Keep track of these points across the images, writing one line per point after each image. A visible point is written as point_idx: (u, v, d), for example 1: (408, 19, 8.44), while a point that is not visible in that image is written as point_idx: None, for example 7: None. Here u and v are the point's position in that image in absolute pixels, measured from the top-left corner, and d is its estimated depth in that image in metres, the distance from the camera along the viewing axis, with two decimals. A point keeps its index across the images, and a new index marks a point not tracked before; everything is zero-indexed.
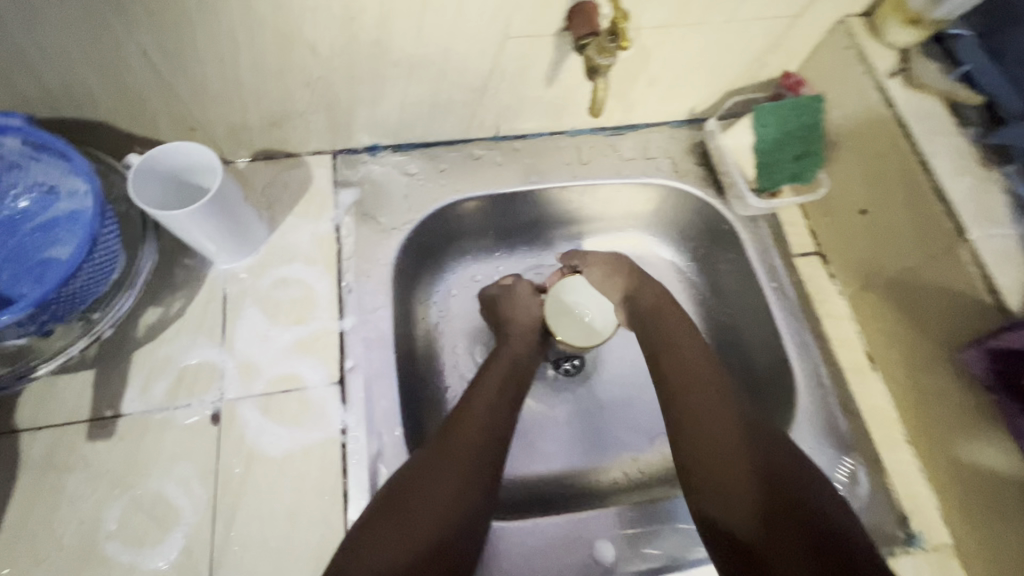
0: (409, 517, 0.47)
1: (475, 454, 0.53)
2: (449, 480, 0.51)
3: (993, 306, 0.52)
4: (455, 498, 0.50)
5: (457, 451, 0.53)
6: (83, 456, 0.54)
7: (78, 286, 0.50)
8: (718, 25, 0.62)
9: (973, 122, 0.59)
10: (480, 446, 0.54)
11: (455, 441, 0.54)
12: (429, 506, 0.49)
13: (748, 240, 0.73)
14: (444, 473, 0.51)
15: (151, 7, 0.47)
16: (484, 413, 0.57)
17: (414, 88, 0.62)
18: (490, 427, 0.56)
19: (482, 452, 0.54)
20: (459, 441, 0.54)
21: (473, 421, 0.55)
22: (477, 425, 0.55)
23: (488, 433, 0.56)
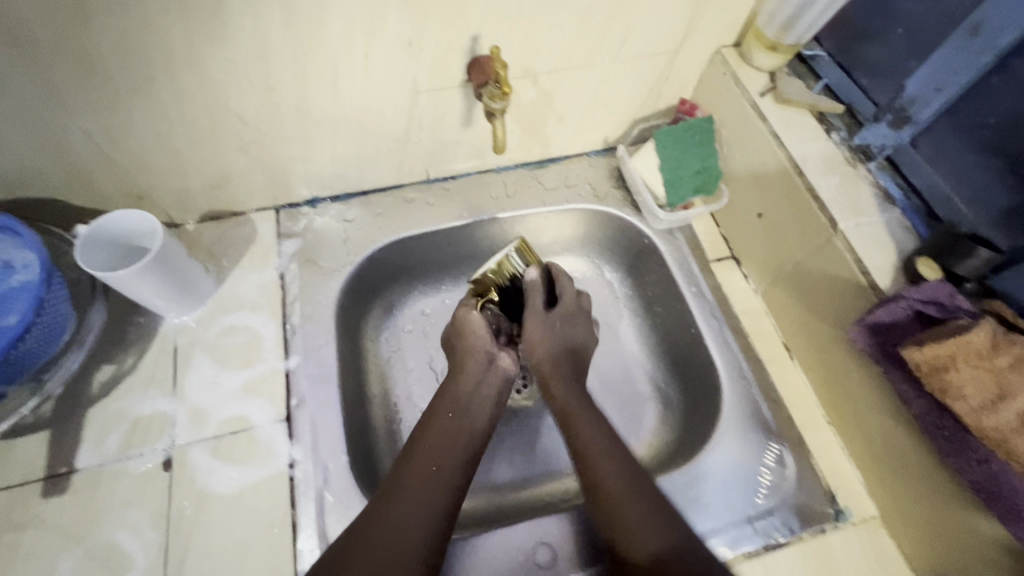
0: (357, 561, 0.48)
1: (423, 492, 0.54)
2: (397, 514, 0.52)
3: (867, 285, 0.57)
4: (413, 537, 0.51)
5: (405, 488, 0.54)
6: (37, 513, 0.56)
7: (26, 349, 0.54)
8: (607, 65, 0.70)
9: (837, 128, 0.67)
10: (429, 482, 0.55)
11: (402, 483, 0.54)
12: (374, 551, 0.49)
13: (667, 251, 0.78)
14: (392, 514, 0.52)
15: (88, 96, 0.53)
16: (437, 446, 0.58)
17: (341, 142, 0.69)
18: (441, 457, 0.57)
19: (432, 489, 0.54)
20: (408, 477, 0.55)
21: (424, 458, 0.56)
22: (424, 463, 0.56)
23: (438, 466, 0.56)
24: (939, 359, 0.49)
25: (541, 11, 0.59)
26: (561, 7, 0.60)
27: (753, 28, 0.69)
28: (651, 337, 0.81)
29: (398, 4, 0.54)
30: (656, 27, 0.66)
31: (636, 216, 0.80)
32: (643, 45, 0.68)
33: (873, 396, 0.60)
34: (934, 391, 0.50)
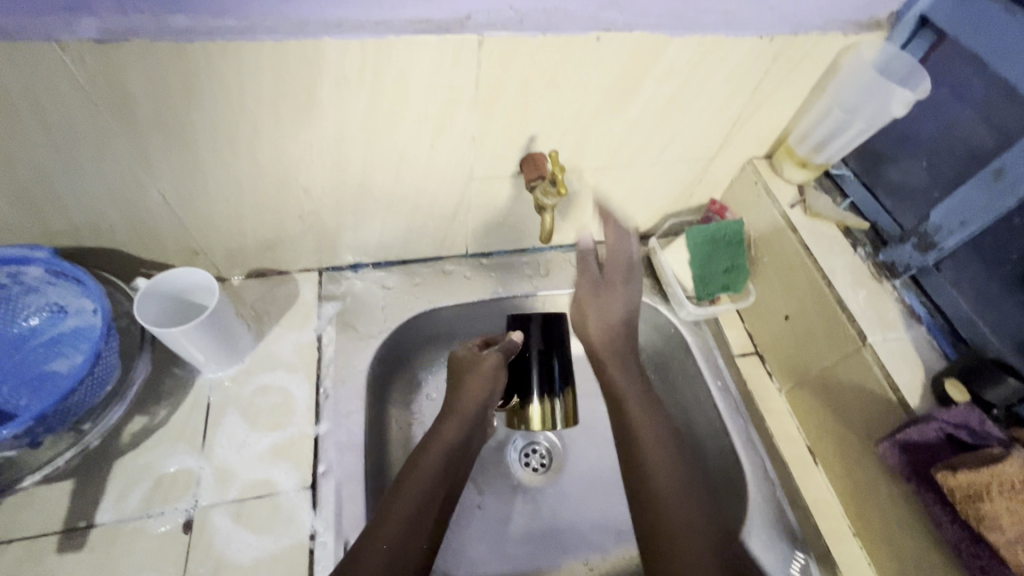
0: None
1: (405, 533, 0.54)
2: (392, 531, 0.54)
3: (897, 402, 0.59)
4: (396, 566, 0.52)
5: (386, 528, 0.54)
6: (50, 569, 0.55)
7: (76, 400, 0.55)
8: (647, 166, 0.75)
9: (863, 243, 0.72)
10: (411, 525, 0.55)
11: (383, 522, 0.54)
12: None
13: (694, 342, 0.80)
14: (370, 556, 0.51)
15: (173, 162, 0.57)
16: (415, 490, 0.57)
17: (393, 217, 0.73)
18: (430, 495, 0.58)
19: (412, 533, 0.54)
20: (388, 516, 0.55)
21: (407, 499, 0.56)
22: (410, 506, 0.56)
23: (421, 508, 0.56)
24: (973, 487, 0.50)
25: (595, 119, 0.65)
26: (613, 117, 0.65)
27: (784, 145, 0.75)
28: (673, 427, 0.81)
29: (468, 105, 0.59)
30: (695, 138, 0.71)
31: (664, 305, 0.83)
32: (682, 152, 0.74)
33: (905, 515, 0.60)
34: (969, 519, 0.51)
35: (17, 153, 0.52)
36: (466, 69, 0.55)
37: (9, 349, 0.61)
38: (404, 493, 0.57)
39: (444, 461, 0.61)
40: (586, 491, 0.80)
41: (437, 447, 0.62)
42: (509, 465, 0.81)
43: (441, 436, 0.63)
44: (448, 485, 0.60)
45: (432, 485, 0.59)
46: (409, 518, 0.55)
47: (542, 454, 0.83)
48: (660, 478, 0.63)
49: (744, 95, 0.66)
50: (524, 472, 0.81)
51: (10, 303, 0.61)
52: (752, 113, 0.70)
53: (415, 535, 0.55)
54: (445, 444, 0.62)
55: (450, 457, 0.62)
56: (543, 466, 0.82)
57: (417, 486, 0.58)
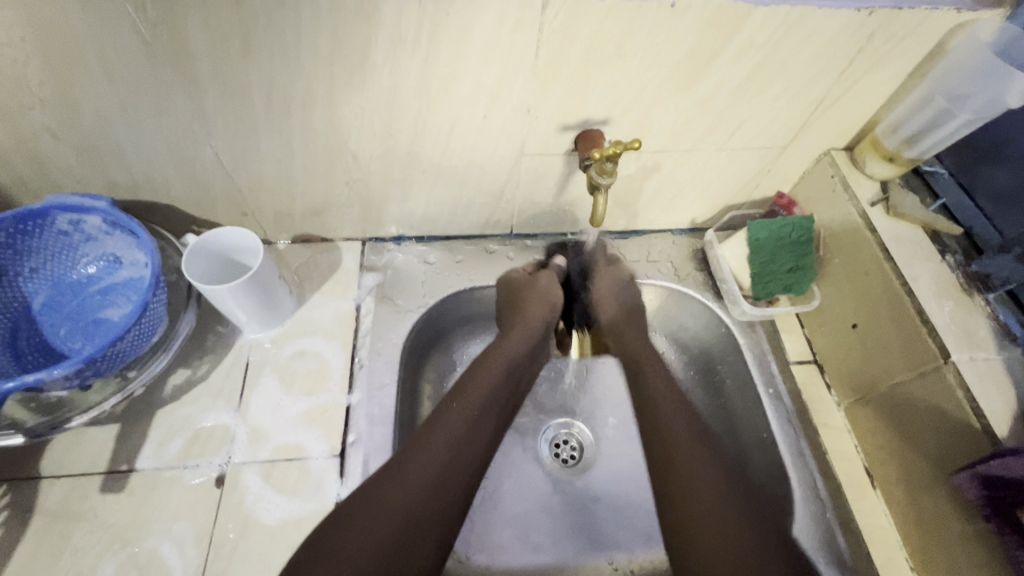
0: (361, 534, 0.49)
1: (435, 480, 0.54)
2: (449, 436, 0.58)
3: (981, 430, 0.53)
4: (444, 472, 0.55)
5: (416, 472, 0.54)
6: (92, 507, 0.57)
7: (124, 346, 0.56)
8: (712, 152, 0.69)
9: (953, 250, 0.64)
10: (442, 471, 0.55)
11: (412, 465, 0.54)
12: (373, 534, 0.49)
13: (746, 344, 0.74)
14: (409, 484, 0.53)
15: (226, 120, 0.57)
16: (445, 433, 0.58)
17: (440, 190, 0.71)
18: (489, 399, 0.62)
19: (441, 482, 0.54)
20: (420, 455, 0.55)
21: (433, 452, 0.56)
22: (450, 432, 0.58)
23: (451, 455, 0.56)
24: None
25: (661, 96, 0.60)
26: (681, 95, 0.60)
27: (869, 136, 0.68)
28: (715, 431, 0.76)
29: (526, 73, 0.55)
30: (769, 123, 0.65)
31: (716, 302, 0.77)
32: (752, 138, 0.68)
33: (977, 555, 0.54)
34: None
35: (82, 102, 0.53)
36: (528, 34, 0.51)
37: (67, 294, 0.64)
38: (436, 437, 0.57)
39: (504, 370, 0.66)
40: (618, 490, 0.77)
41: (496, 360, 0.66)
42: (539, 451, 0.79)
43: (500, 350, 0.67)
44: (504, 398, 0.64)
45: (477, 413, 0.61)
46: (450, 451, 0.57)
47: (574, 446, 0.80)
48: (687, 459, 0.58)
49: (830, 76, 0.59)
50: (554, 464, 0.78)
51: (70, 250, 0.62)
52: (837, 98, 0.63)
53: (447, 482, 0.55)
54: (501, 361, 0.66)
55: (510, 369, 0.66)
56: (574, 458, 0.79)
57: (452, 429, 0.58)
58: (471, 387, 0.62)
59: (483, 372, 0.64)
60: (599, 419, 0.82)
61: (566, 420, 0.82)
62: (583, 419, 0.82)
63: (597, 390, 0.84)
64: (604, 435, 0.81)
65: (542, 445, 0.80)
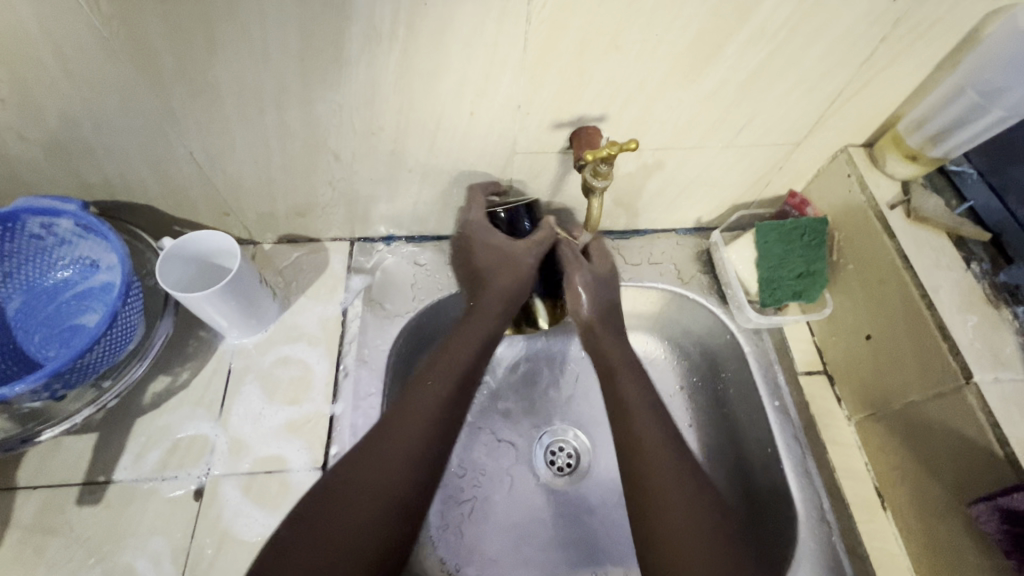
0: (336, 521, 0.49)
1: (408, 463, 0.53)
2: (396, 447, 0.54)
3: (1004, 458, 0.49)
4: (391, 484, 0.52)
5: (389, 456, 0.53)
6: (69, 520, 0.56)
7: (94, 357, 0.54)
8: (718, 149, 0.64)
9: (980, 258, 0.59)
10: (412, 454, 0.54)
11: (366, 468, 0.52)
12: (356, 516, 0.50)
13: (752, 354, 0.70)
14: (359, 504, 0.50)
15: (197, 119, 0.54)
16: (417, 418, 0.56)
17: (428, 190, 0.67)
18: (450, 397, 0.58)
19: (395, 489, 0.52)
20: (389, 440, 0.54)
21: (401, 440, 0.54)
22: (408, 435, 0.54)
23: (416, 450, 0.54)
24: None
25: (662, 91, 0.55)
26: (684, 89, 0.55)
27: (891, 131, 0.63)
28: (716, 443, 0.73)
29: (514, 67, 0.51)
30: (782, 118, 0.60)
31: (721, 308, 0.73)
32: (762, 135, 0.63)
33: None
34: None
35: (44, 101, 0.50)
36: (514, 26, 0.47)
37: (43, 299, 0.62)
38: (405, 423, 0.55)
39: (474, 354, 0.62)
40: (615, 501, 0.74)
41: (468, 341, 0.62)
42: (534, 458, 0.77)
43: (463, 338, 0.62)
44: (464, 393, 0.60)
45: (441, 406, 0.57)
46: (416, 441, 0.55)
47: (570, 453, 0.77)
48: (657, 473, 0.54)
49: (848, 69, 0.54)
50: (548, 473, 0.76)
51: (44, 254, 0.60)
52: (855, 92, 0.58)
53: (416, 466, 0.54)
54: (474, 342, 0.62)
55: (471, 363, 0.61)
56: (569, 466, 0.76)
57: (414, 423, 0.55)
58: (430, 380, 0.59)
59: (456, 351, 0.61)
60: (596, 426, 0.79)
61: (562, 426, 0.79)
62: (579, 425, 0.79)
63: (595, 396, 0.81)
64: (601, 444, 0.78)
65: (536, 452, 0.77)
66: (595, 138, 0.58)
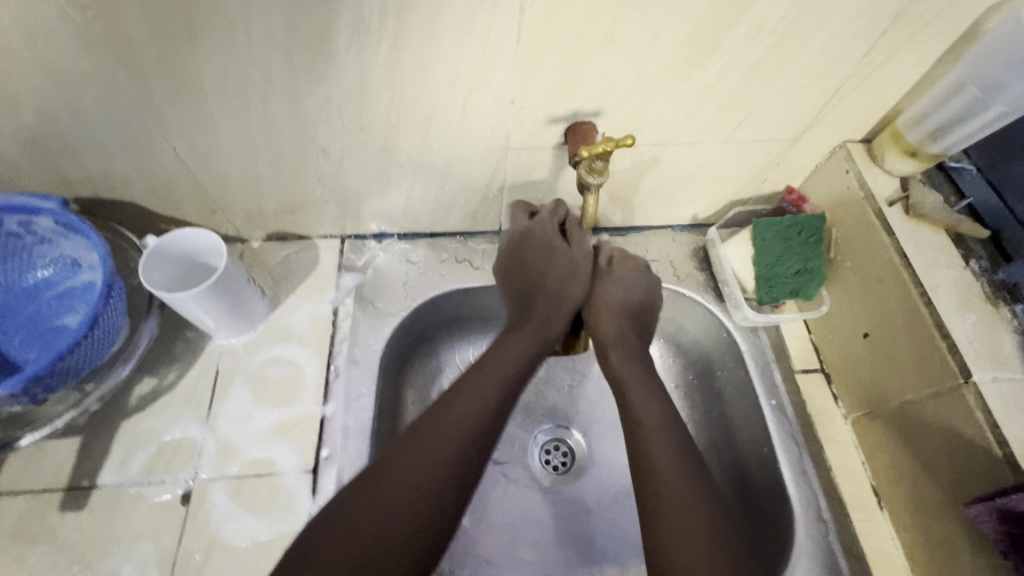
0: (370, 519, 0.46)
1: (447, 464, 0.51)
2: (447, 440, 0.52)
3: (1002, 459, 0.48)
4: (433, 474, 0.50)
5: (434, 456, 0.51)
6: (52, 527, 0.54)
7: (75, 360, 0.53)
8: (716, 145, 0.63)
9: (978, 255, 0.59)
10: (461, 459, 0.52)
11: (405, 460, 0.50)
12: (387, 506, 0.47)
13: (748, 352, 0.70)
14: (403, 490, 0.48)
15: (180, 113, 0.52)
16: (463, 412, 0.54)
17: (420, 187, 0.66)
18: (506, 393, 0.57)
19: (439, 480, 0.50)
20: (438, 441, 0.52)
21: (445, 428, 0.53)
22: (457, 426, 0.53)
23: (465, 441, 0.53)
24: None
25: (659, 86, 0.54)
26: (681, 84, 0.54)
27: (891, 127, 0.62)
28: (712, 442, 0.72)
29: (508, 60, 0.49)
30: (780, 113, 0.59)
31: (718, 306, 0.72)
32: (759, 131, 0.62)
33: None
34: None
35: (17, 94, 0.48)
36: (507, 17, 0.45)
37: (22, 300, 0.60)
38: (450, 424, 0.53)
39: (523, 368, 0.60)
40: (611, 500, 0.73)
41: (518, 346, 0.60)
42: (528, 458, 0.76)
43: (534, 331, 0.62)
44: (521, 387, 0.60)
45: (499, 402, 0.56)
46: (464, 442, 0.53)
47: (565, 452, 0.77)
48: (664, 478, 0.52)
49: (848, 63, 0.53)
50: (543, 472, 0.75)
51: (23, 253, 0.59)
52: (855, 86, 0.57)
53: (464, 471, 0.52)
54: (533, 340, 0.61)
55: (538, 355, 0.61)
56: (565, 465, 0.76)
57: (464, 416, 0.54)
58: (484, 373, 0.58)
59: (513, 347, 0.60)
60: (592, 425, 0.78)
61: (557, 426, 0.78)
62: (575, 424, 0.78)
63: (590, 395, 0.80)
64: (597, 443, 0.77)
65: (531, 451, 0.76)
66: (591, 134, 0.56)
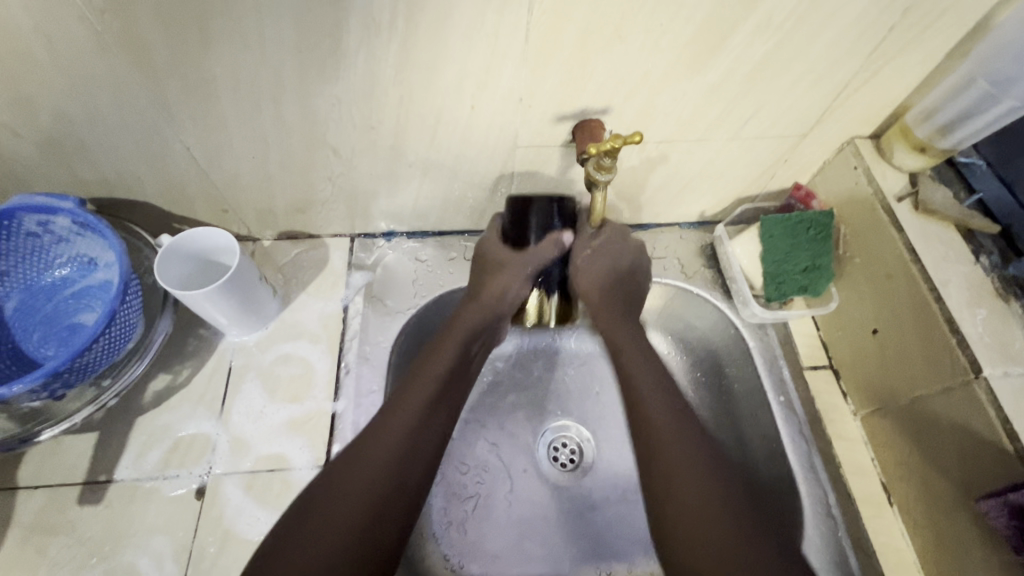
0: (323, 526, 0.47)
1: (399, 460, 0.52)
2: (385, 444, 0.52)
3: (1014, 454, 0.48)
4: (378, 479, 0.51)
5: (375, 455, 0.52)
6: (70, 520, 0.55)
7: (93, 356, 0.54)
8: (723, 142, 0.63)
9: (988, 251, 0.59)
10: (404, 453, 0.53)
11: (354, 468, 0.51)
12: (344, 514, 0.48)
13: (757, 349, 0.70)
14: (352, 497, 0.49)
15: (193, 113, 0.53)
16: (408, 412, 0.55)
17: (428, 185, 0.66)
18: (439, 392, 0.57)
19: (390, 483, 0.51)
20: (381, 439, 0.53)
21: (394, 430, 0.53)
22: (403, 425, 0.54)
23: (410, 441, 0.53)
24: None
25: (666, 84, 0.54)
26: (688, 80, 0.54)
27: (899, 122, 0.62)
28: (720, 439, 0.72)
29: (516, 58, 0.50)
30: (787, 109, 0.59)
31: (726, 303, 0.72)
32: (767, 127, 0.62)
33: None
34: None
35: (37, 97, 0.49)
36: (515, 16, 0.46)
37: (40, 298, 0.61)
38: (392, 425, 0.53)
39: (457, 355, 0.60)
40: (621, 497, 0.73)
41: (452, 340, 0.60)
42: (537, 454, 0.76)
43: (457, 328, 0.61)
44: (458, 386, 0.60)
45: (432, 399, 0.56)
46: (408, 438, 0.53)
47: (573, 449, 0.77)
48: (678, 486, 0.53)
49: (855, 59, 0.53)
50: (552, 469, 0.75)
51: (41, 252, 0.60)
52: (863, 82, 0.57)
53: (407, 464, 0.52)
54: (461, 336, 0.61)
55: (466, 349, 0.61)
56: (573, 462, 0.76)
57: (407, 417, 0.54)
58: (424, 370, 0.58)
59: (440, 355, 0.59)
60: (599, 422, 0.78)
61: (565, 422, 0.79)
62: (583, 421, 0.79)
63: (598, 391, 0.80)
64: (605, 440, 0.77)
65: (539, 449, 0.77)
66: (597, 132, 0.57)
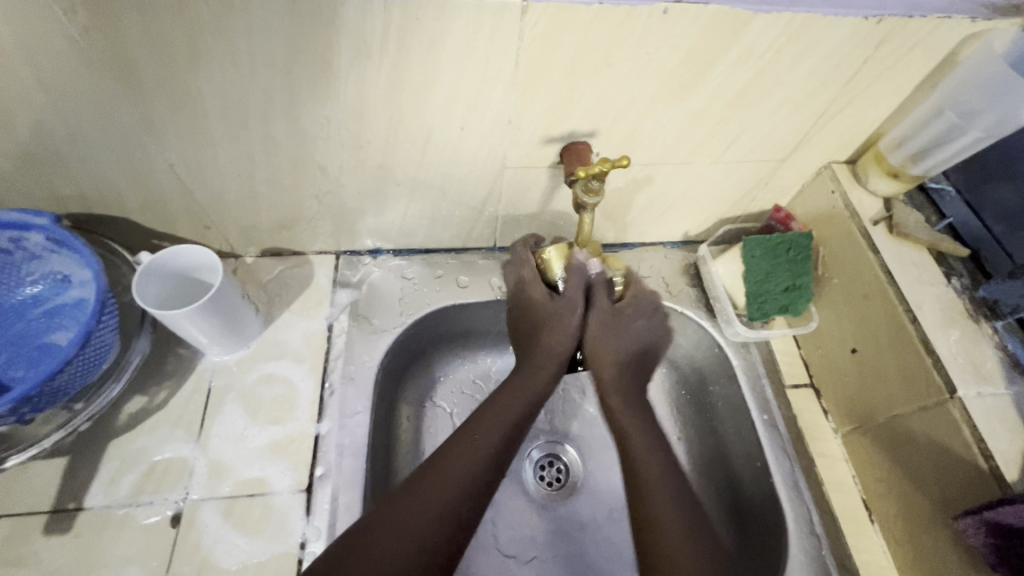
0: (373, 564, 0.47)
1: (452, 504, 0.53)
2: (443, 486, 0.53)
3: (988, 472, 0.50)
4: (431, 525, 0.51)
5: (441, 490, 0.53)
6: (35, 551, 0.53)
7: (65, 378, 0.52)
8: (707, 165, 0.65)
9: (959, 273, 0.61)
10: (457, 498, 0.53)
11: (415, 506, 0.51)
12: (396, 550, 0.49)
13: (740, 368, 0.71)
14: (401, 536, 0.49)
15: (178, 132, 0.52)
16: (481, 446, 0.57)
17: (416, 204, 0.66)
18: (509, 435, 0.59)
19: (442, 530, 0.51)
20: (442, 480, 0.54)
21: (461, 474, 0.54)
22: (471, 468, 0.55)
23: (472, 489, 0.54)
24: None
25: (652, 109, 0.56)
26: (674, 107, 0.56)
27: (873, 149, 0.64)
28: (705, 458, 0.73)
29: (506, 82, 0.51)
30: (767, 135, 0.61)
31: (710, 322, 0.73)
32: (749, 152, 0.63)
33: None
34: None
35: (14, 112, 0.48)
36: (507, 40, 0.47)
37: (9, 317, 0.59)
38: (448, 466, 0.55)
39: (527, 407, 0.61)
40: (608, 519, 0.73)
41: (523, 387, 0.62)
42: (523, 475, 0.76)
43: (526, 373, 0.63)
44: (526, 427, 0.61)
45: (505, 441, 0.58)
46: (472, 475, 0.55)
47: (559, 468, 0.77)
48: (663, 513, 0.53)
49: (831, 89, 0.55)
50: (538, 490, 0.75)
51: (12, 269, 0.58)
52: (839, 111, 0.59)
53: (462, 510, 0.53)
54: (533, 381, 0.63)
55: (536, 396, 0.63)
56: (559, 483, 0.76)
57: (467, 462, 0.55)
58: (493, 413, 0.60)
59: (504, 404, 0.61)
60: (586, 440, 0.79)
61: (552, 440, 0.79)
62: (569, 440, 0.79)
63: (588, 410, 0.80)
64: (592, 458, 0.77)
65: (526, 471, 0.76)
66: (582, 155, 0.58)
